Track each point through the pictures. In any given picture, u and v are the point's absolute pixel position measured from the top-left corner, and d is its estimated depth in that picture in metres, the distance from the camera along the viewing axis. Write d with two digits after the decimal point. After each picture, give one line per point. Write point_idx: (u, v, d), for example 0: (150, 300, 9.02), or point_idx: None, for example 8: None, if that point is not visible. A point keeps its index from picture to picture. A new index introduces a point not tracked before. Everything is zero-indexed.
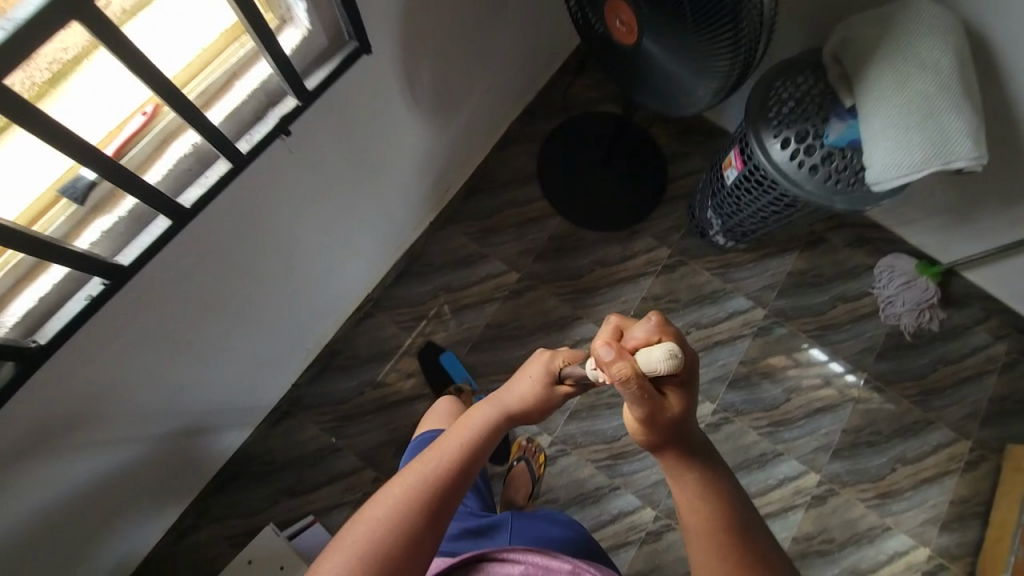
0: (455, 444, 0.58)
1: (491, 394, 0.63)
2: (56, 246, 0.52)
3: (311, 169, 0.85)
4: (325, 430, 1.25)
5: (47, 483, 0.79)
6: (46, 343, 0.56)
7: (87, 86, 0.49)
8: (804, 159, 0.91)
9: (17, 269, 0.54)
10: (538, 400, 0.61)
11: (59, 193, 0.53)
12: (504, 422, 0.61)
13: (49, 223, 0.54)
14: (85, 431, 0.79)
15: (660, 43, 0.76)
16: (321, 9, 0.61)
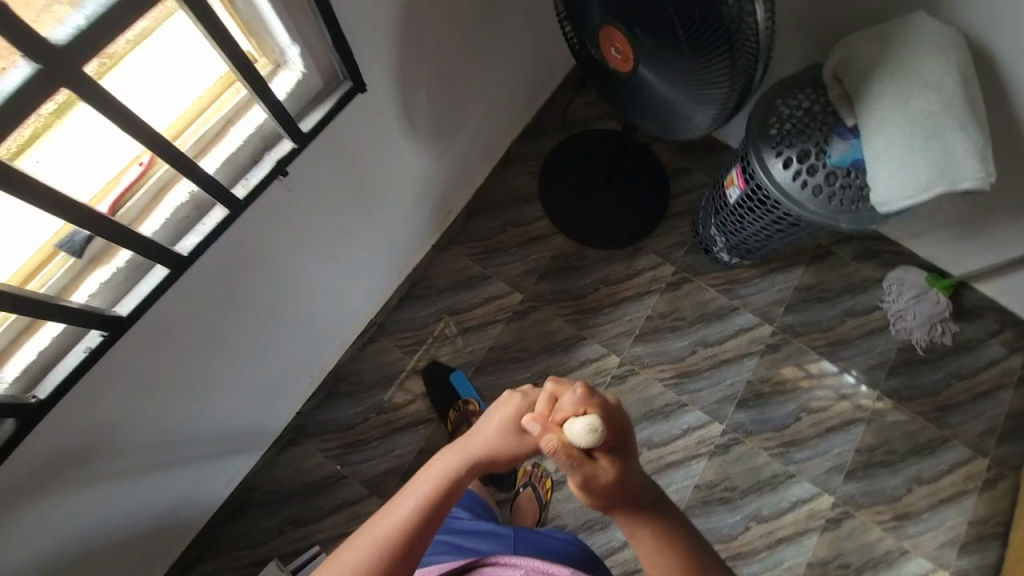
0: (419, 493, 0.56)
1: (460, 438, 0.59)
2: (46, 302, 0.51)
3: (309, 203, 0.85)
4: (329, 457, 1.24)
5: (50, 526, 0.79)
6: (47, 397, 0.56)
7: (70, 139, 0.49)
8: (806, 179, 0.90)
9: (14, 325, 0.54)
10: (505, 446, 0.57)
11: (56, 248, 0.53)
12: (469, 470, 0.58)
13: (48, 277, 0.54)
14: (87, 472, 0.79)
15: (657, 69, 0.75)
16: (315, 52, 0.61)
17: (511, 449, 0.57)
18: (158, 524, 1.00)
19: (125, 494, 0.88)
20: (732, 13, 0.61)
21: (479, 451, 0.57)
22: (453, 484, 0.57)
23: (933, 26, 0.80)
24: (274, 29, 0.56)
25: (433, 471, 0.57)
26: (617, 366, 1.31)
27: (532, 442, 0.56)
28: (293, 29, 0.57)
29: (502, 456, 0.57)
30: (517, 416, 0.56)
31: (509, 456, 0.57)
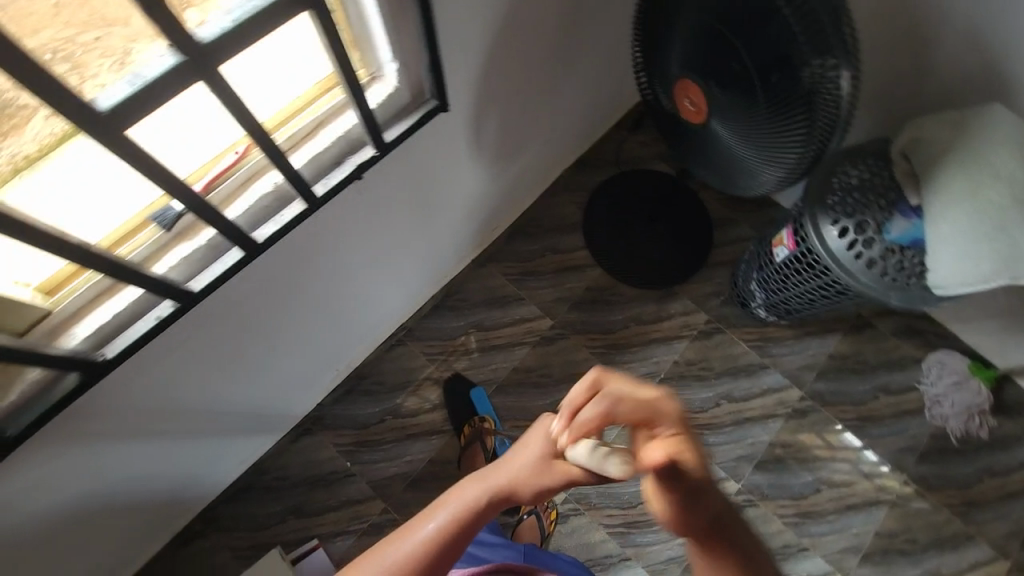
0: (437, 519, 0.58)
1: (489, 466, 0.59)
2: (131, 268, 0.55)
3: (371, 206, 0.88)
4: (340, 453, 1.25)
5: (79, 479, 0.82)
6: (113, 357, 0.60)
7: (181, 114, 0.52)
8: (861, 250, 0.89)
9: (99, 284, 0.59)
10: (531, 476, 0.56)
11: (148, 218, 0.58)
12: (489, 503, 0.58)
13: (136, 245, 0.58)
14: (124, 433, 0.82)
15: (729, 125, 0.76)
16: (409, 70, 0.65)
17: (537, 479, 0.56)
18: (169, 491, 1.03)
19: (151, 457, 0.91)
20: (813, 78, 0.63)
21: (500, 481, 0.58)
22: (473, 515, 0.58)
23: (1010, 119, 0.80)
24: (378, 46, 0.60)
25: (452, 499, 0.59)
26: None
27: (565, 479, 0.55)
28: (394, 46, 0.61)
29: (525, 486, 0.57)
30: (548, 444, 0.55)
31: (534, 488, 0.56)
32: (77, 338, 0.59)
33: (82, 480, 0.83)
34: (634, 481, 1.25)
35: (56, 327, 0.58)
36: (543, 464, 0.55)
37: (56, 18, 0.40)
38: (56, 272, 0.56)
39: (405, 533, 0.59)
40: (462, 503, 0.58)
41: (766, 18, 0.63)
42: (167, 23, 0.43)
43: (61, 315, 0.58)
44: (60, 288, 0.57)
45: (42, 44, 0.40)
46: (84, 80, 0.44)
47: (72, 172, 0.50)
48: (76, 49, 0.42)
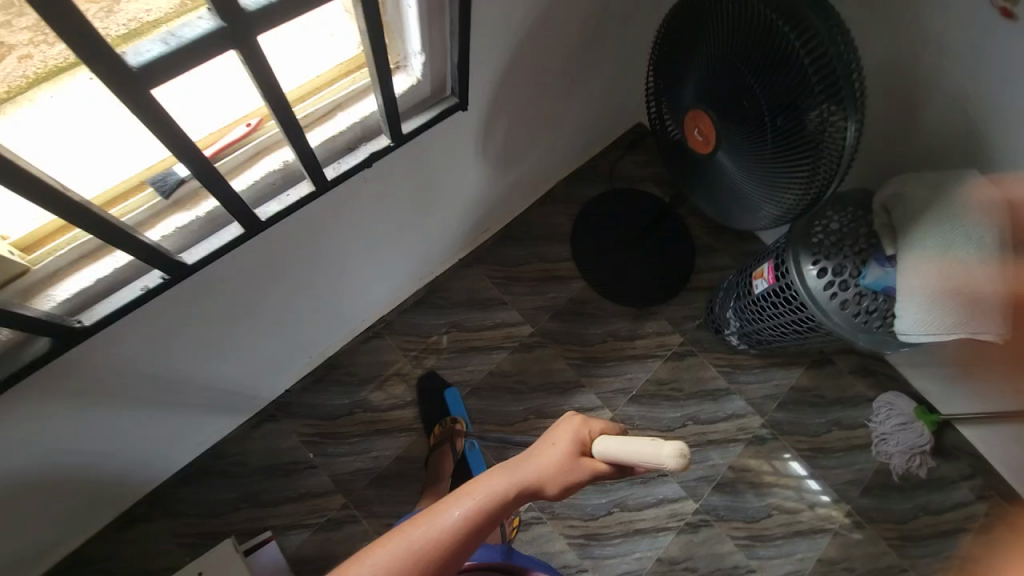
0: (462, 505, 0.56)
1: (513, 458, 0.59)
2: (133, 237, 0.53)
3: (372, 196, 0.86)
4: (304, 443, 1.21)
5: (25, 451, 0.77)
6: (90, 324, 0.57)
7: (206, 81, 0.51)
8: (837, 291, 0.93)
9: (84, 247, 0.56)
10: (560, 471, 0.58)
11: (146, 181, 0.57)
12: (516, 496, 0.57)
13: (130, 209, 0.57)
14: (81, 407, 0.77)
15: (735, 158, 0.79)
16: (435, 64, 0.65)
17: (565, 475, 0.58)
18: (118, 469, 0.97)
19: (106, 433, 0.86)
20: (818, 124, 0.66)
21: (531, 473, 0.58)
22: (500, 505, 0.57)
23: (985, 185, 0.85)
24: (409, 35, 0.60)
25: (479, 488, 0.57)
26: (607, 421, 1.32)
27: (591, 474, 0.58)
28: (425, 38, 0.61)
29: (553, 480, 0.58)
30: (577, 442, 0.58)
31: (561, 484, 0.58)
32: (54, 301, 0.56)
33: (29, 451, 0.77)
34: (597, 494, 1.27)
35: (33, 288, 0.55)
36: (573, 459, 0.58)
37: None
38: (37, 229, 0.53)
39: (423, 519, 0.55)
40: (492, 493, 0.57)
41: (779, 63, 0.66)
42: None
43: (40, 275, 0.55)
44: (40, 247, 0.54)
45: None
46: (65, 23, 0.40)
47: (63, 116, 0.46)
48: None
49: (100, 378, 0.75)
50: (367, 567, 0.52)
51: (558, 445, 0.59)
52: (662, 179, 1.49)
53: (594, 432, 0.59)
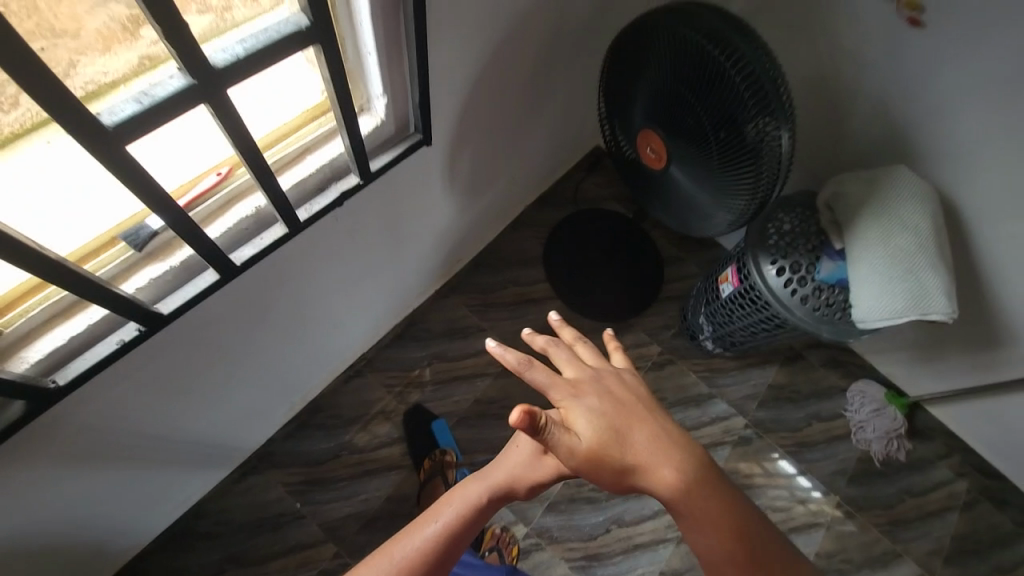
0: (441, 518, 0.57)
1: (480, 469, 0.61)
2: (106, 289, 0.53)
3: (344, 234, 0.87)
4: (290, 492, 1.17)
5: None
6: (65, 384, 0.57)
7: (174, 134, 0.52)
8: (797, 287, 0.99)
9: (57, 305, 0.56)
10: (525, 473, 0.59)
11: (117, 236, 0.57)
12: (488, 502, 0.58)
13: (101, 265, 0.57)
14: (53, 477, 0.74)
15: (686, 170, 0.85)
16: (397, 105, 0.69)
17: (530, 475, 0.59)
18: (91, 540, 0.92)
19: (79, 503, 0.82)
20: (757, 134, 0.72)
21: (500, 478, 0.59)
22: (474, 511, 0.57)
23: (911, 179, 0.94)
24: (371, 79, 0.64)
25: (455, 498, 0.59)
26: None
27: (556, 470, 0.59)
28: (386, 81, 0.65)
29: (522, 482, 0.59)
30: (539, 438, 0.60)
31: (529, 482, 0.59)
32: (27, 362, 0.55)
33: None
34: (595, 512, 1.26)
35: (2, 352, 0.54)
36: (535, 459, 0.59)
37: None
38: (4, 294, 0.52)
39: (407, 535, 0.56)
40: (466, 501, 0.58)
41: (714, 83, 0.72)
42: (183, 43, 0.43)
43: (11, 337, 0.54)
44: (9, 311, 0.53)
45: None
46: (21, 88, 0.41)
47: (31, 173, 0.46)
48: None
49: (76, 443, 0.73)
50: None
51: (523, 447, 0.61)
52: (624, 197, 1.55)
53: None
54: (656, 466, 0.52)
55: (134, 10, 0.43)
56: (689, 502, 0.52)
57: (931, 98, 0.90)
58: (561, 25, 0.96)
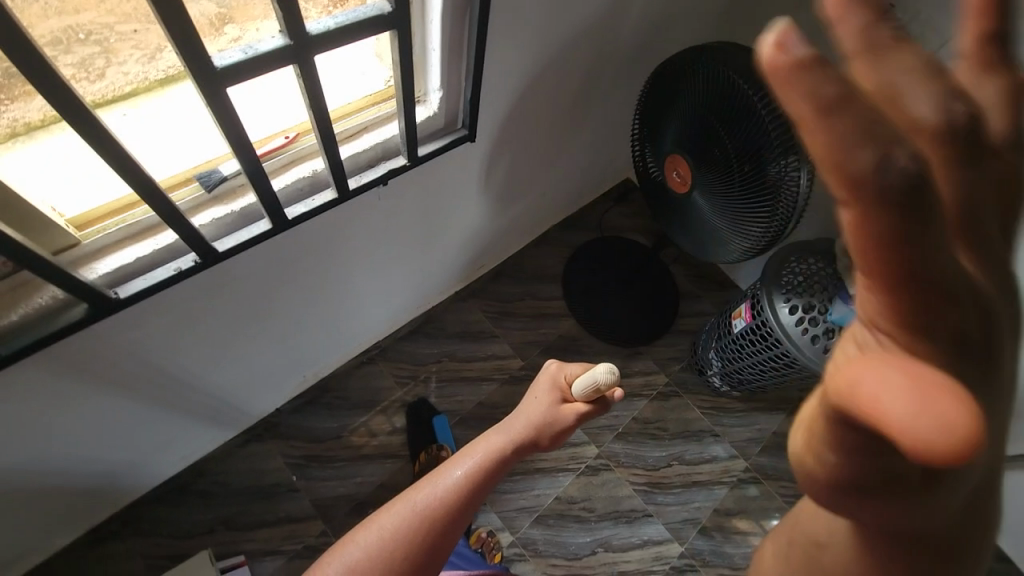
0: (465, 465, 0.63)
1: (500, 424, 0.69)
2: (181, 220, 0.63)
3: (384, 217, 0.94)
4: (288, 465, 1.21)
5: (26, 442, 0.79)
6: (124, 297, 0.66)
7: (266, 89, 0.62)
8: (808, 327, 1.00)
9: (131, 229, 0.66)
10: (546, 423, 0.67)
11: (194, 177, 0.67)
12: (512, 450, 0.65)
13: (179, 198, 0.68)
14: (90, 400, 0.81)
15: (707, 196, 0.91)
16: (449, 101, 0.78)
17: (551, 422, 0.68)
18: (102, 474, 0.97)
19: (103, 431, 0.88)
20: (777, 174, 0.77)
21: (521, 430, 0.67)
22: (501, 458, 0.64)
23: None
24: (432, 73, 0.73)
25: (477, 449, 0.65)
26: (593, 457, 1.32)
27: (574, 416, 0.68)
28: (444, 77, 0.74)
29: (544, 431, 0.67)
30: (555, 391, 0.69)
31: (549, 432, 0.67)
32: (96, 273, 0.65)
33: (31, 440, 0.79)
34: (583, 532, 1.25)
35: (80, 259, 0.64)
36: (554, 408, 0.68)
37: (100, 5, 0.46)
38: (93, 209, 0.63)
39: (436, 478, 0.62)
40: (490, 449, 0.65)
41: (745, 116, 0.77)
42: (289, 10, 0.52)
43: (90, 248, 0.65)
44: (91, 226, 0.64)
45: (80, 23, 0.47)
46: (109, 62, 0.51)
47: (138, 121, 0.58)
48: (111, 36, 0.49)
49: (114, 365, 0.79)
50: (396, 516, 0.58)
51: (541, 399, 0.70)
52: (648, 230, 1.59)
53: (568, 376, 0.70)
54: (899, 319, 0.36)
55: (222, 9, 0.51)
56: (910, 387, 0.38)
57: None
58: (607, 56, 1.04)
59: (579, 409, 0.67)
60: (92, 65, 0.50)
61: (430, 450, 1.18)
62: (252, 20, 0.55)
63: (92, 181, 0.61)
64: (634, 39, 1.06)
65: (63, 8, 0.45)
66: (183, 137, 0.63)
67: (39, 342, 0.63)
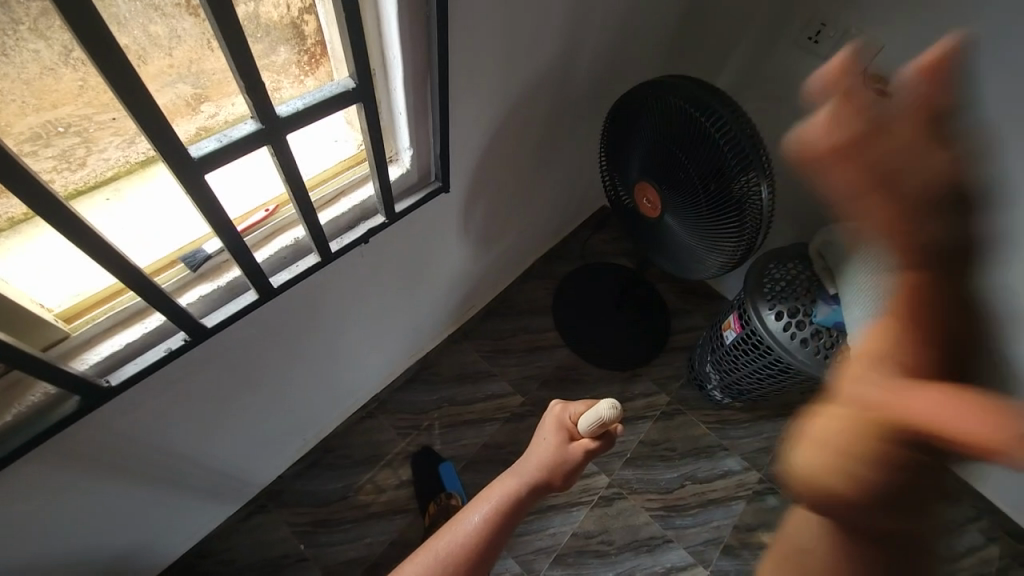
0: (483, 509, 0.65)
1: (512, 466, 0.71)
2: (167, 300, 0.64)
3: (371, 273, 0.96)
4: (295, 534, 1.18)
5: (25, 544, 0.77)
6: (117, 384, 0.66)
7: (243, 169, 0.66)
8: (796, 331, 1.02)
9: (119, 315, 0.67)
10: (555, 463, 0.69)
11: (177, 258, 0.69)
12: (527, 493, 0.67)
13: (165, 280, 0.69)
14: (87, 493, 0.79)
15: (678, 217, 0.95)
16: (421, 158, 0.82)
17: (561, 463, 0.70)
18: (103, 567, 0.94)
19: (101, 523, 0.86)
20: (742, 190, 0.80)
21: (534, 471, 0.69)
22: (515, 502, 0.66)
23: None
24: (401, 135, 0.77)
25: (493, 493, 0.67)
26: (605, 487, 1.30)
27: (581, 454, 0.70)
28: (413, 136, 0.78)
29: (556, 471, 0.69)
30: (562, 431, 0.72)
31: (560, 472, 0.69)
32: (88, 363, 0.65)
33: (24, 544, 0.77)
34: (604, 568, 1.22)
35: (71, 351, 0.65)
36: (563, 448, 0.70)
37: (78, 98, 0.49)
38: (80, 300, 0.64)
39: (455, 524, 0.64)
40: (505, 493, 0.67)
41: (702, 140, 0.81)
42: (260, 98, 0.55)
43: (78, 340, 0.65)
44: (80, 317, 0.65)
45: (58, 117, 0.49)
46: (89, 151, 0.53)
47: (120, 209, 0.60)
48: (90, 126, 0.52)
49: (106, 455, 0.77)
50: (420, 566, 0.60)
51: (550, 440, 0.72)
52: (631, 252, 1.63)
53: (574, 418, 0.72)
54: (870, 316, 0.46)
55: (197, 89, 0.55)
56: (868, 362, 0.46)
57: None
58: (568, 96, 1.10)
59: (586, 445, 0.69)
60: (73, 155, 0.53)
61: (437, 499, 1.18)
62: (227, 96, 0.58)
63: (77, 270, 0.62)
64: (591, 78, 1.12)
65: (40, 104, 0.48)
66: (166, 218, 0.66)
67: (30, 441, 0.63)
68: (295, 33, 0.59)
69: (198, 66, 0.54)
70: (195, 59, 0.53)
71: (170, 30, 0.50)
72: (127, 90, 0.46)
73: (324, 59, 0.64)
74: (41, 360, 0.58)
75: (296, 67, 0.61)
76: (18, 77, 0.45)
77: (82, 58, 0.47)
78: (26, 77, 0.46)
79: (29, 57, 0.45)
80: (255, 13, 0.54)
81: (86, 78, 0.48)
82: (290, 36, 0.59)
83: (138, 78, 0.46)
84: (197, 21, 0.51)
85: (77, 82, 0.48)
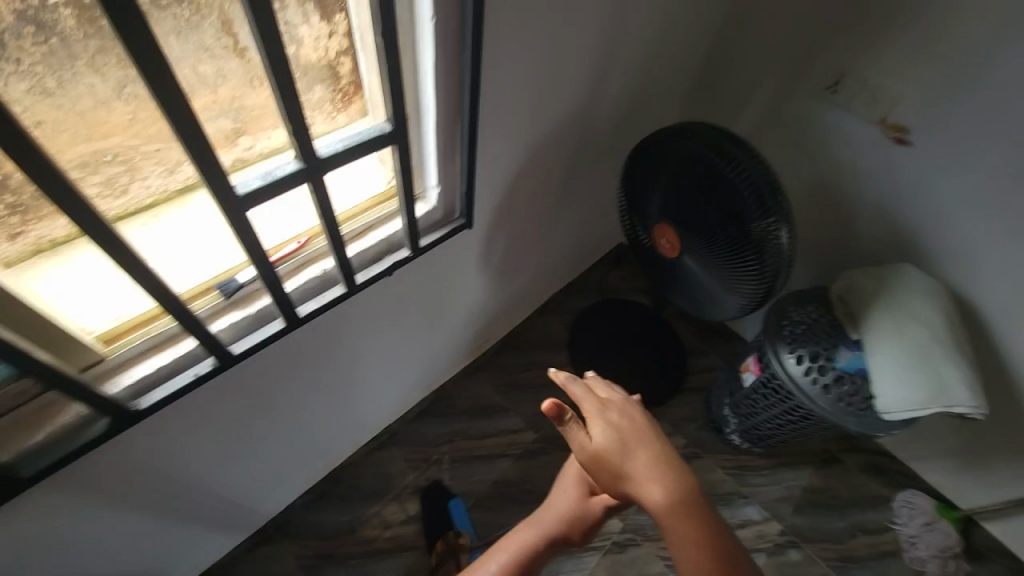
0: (500, 559, 0.68)
1: (532, 517, 0.72)
2: (199, 325, 0.67)
3: (392, 304, 0.98)
4: (301, 567, 1.16)
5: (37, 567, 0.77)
6: (146, 408, 0.68)
7: (282, 207, 0.69)
8: (818, 376, 0.99)
9: (154, 339, 0.70)
10: (576, 517, 0.69)
11: (213, 286, 0.72)
12: (544, 546, 0.69)
13: (200, 306, 0.72)
14: (102, 516, 0.79)
15: (697, 259, 0.96)
16: (447, 195, 0.85)
17: (581, 517, 0.69)
18: None
19: (112, 547, 0.86)
20: (761, 234, 0.80)
21: (553, 525, 0.70)
22: (533, 554, 0.68)
23: (918, 276, 1.00)
24: (429, 174, 0.81)
25: (511, 544, 0.69)
26: (619, 532, 1.26)
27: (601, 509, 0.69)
28: (441, 175, 0.81)
29: (574, 526, 0.69)
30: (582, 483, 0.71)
31: (578, 528, 0.69)
32: (119, 386, 0.67)
33: (37, 566, 0.77)
34: None
35: (105, 373, 0.67)
36: (583, 502, 0.69)
37: (127, 129, 0.52)
38: (117, 325, 0.67)
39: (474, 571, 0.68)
40: (524, 544, 0.69)
41: (720, 185, 0.82)
42: (303, 137, 0.59)
43: (112, 362, 0.67)
44: (116, 340, 0.67)
45: (107, 147, 0.52)
46: (132, 179, 0.56)
47: (157, 236, 0.63)
48: (135, 156, 0.55)
49: (124, 477, 0.78)
50: None
51: (569, 492, 0.72)
52: (647, 290, 1.63)
53: None
54: (645, 481, 0.61)
55: (237, 124, 0.58)
56: (676, 522, 0.60)
57: (921, 200, 0.99)
58: (588, 137, 1.13)
59: (605, 501, 0.67)
60: (117, 182, 0.56)
61: (444, 537, 1.15)
62: (264, 130, 0.61)
63: (114, 294, 0.64)
64: (611, 120, 1.16)
65: (90, 134, 0.51)
66: (204, 246, 0.69)
67: (58, 462, 0.64)
68: (331, 73, 0.62)
69: (239, 102, 0.57)
70: (237, 96, 0.56)
71: (217, 69, 0.53)
72: (177, 125, 0.49)
73: (357, 96, 0.66)
74: (77, 382, 0.59)
75: (329, 104, 0.64)
76: (72, 108, 0.48)
77: (134, 93, 0.50)
78: (79, 108, 0.48)
79: (85, 90, 0.48)
80: (296, 56, 0.57)
81: (136, 112, 0.52)
82: (326, 76, 0.62)
83: (192, 115, 0.50)
84: (242, 62, 0.54)
85: (128, 115, 0.52)
